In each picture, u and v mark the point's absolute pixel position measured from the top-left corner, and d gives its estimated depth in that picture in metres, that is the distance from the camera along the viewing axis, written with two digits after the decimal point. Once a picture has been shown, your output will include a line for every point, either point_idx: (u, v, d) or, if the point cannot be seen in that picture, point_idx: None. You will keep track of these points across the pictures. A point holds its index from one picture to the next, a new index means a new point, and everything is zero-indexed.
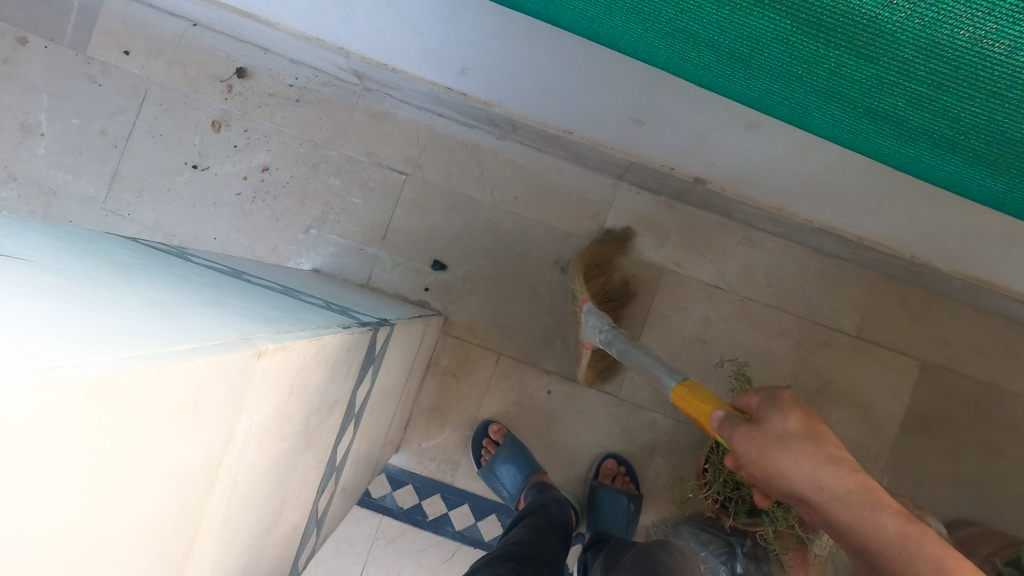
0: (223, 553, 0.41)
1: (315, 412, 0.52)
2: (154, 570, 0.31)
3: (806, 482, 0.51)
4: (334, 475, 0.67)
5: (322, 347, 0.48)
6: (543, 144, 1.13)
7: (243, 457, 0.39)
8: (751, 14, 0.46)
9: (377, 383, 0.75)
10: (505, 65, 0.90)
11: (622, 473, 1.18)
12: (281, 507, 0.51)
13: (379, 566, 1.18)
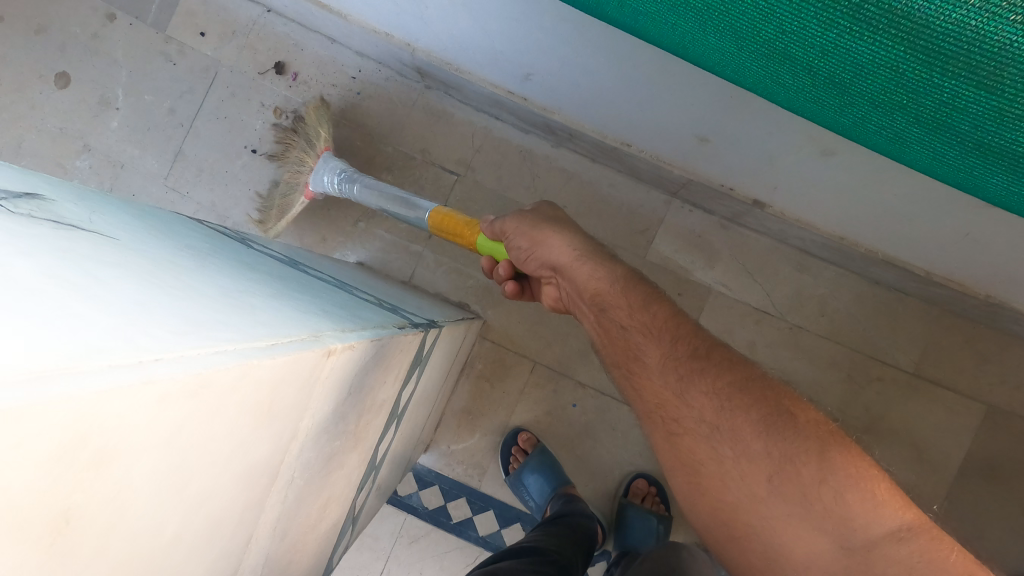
0: (274, 547, 0.40)
1: (365, 411, 0.51)
2: (218, 565, 0.31)
3: (560, 249, 0.68)
4: (373, 473, 0.67)
5: (380, 346, 0.47)
6: (600, 154, 1.12)
7: (303, 454, 0.38)
8: (859, 40, 0.44)
9: (421, 383, 0.74)
10: (574, 72, 0.89)
11: (653, 494, 1.16)
12: (327, 502, 0.50)
13: (400, 564, 1.18)
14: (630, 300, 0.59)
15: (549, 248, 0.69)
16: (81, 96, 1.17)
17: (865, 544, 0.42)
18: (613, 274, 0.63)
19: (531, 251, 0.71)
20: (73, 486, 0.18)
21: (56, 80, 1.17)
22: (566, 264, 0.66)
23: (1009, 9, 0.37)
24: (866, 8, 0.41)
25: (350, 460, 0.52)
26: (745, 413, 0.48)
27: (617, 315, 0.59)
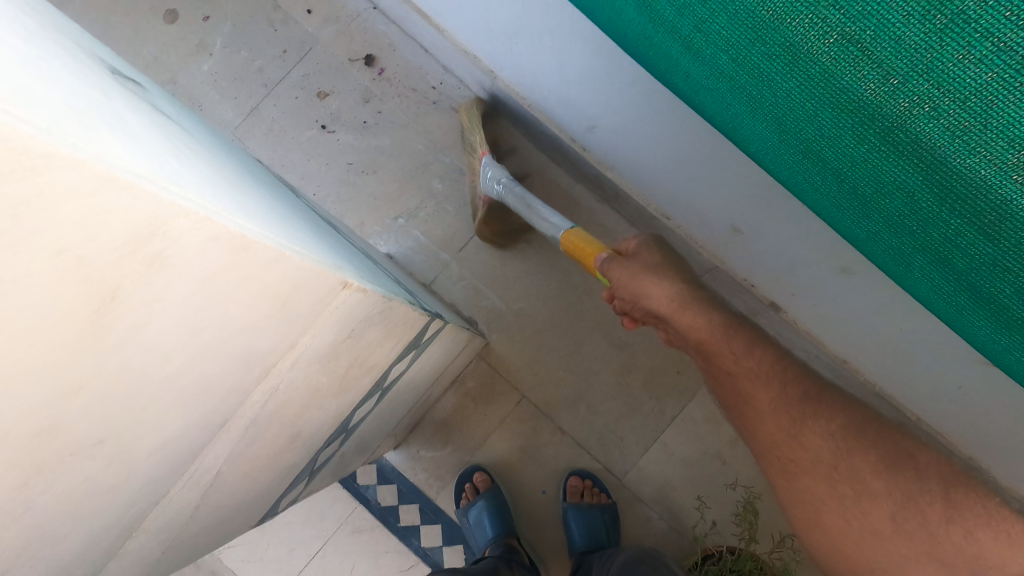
0: (238, 452, 0.43)
1: (358, 367, 0.54)
2: (190, 431, 0.34)
3: (658, 299, 0.66)
4: (343, 436, 0.69)
5: (389, 308, 0.51)
6: (639, 219, 1.17)
7: (292, 373, 0.42)
8: (886, 159, 0.48)
9: (412, 370, 0.76)
10: (634, 136, 0.95)
11: (589, 487, 1.15)
12: (293, 442, 0.53)
13: (337, 550, 1.20)
14: (680, 297, 0.65)
15: (650, 300, 0.67)
16: (183, 34, 1.27)
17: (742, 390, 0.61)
18: (712, 324, 0.62)
19: (634, 301, 0.70)
20: (126, 274, 0.24)
21: (166, 15, 1.27)
22: (669, 313, 0.65)
23: (1019, 166, 0.42)
24: (898, 132, 0.46)
25: (330, 407, 0.55)
26: (863, 454, 0.55)
27: (722, 362, 0.62)
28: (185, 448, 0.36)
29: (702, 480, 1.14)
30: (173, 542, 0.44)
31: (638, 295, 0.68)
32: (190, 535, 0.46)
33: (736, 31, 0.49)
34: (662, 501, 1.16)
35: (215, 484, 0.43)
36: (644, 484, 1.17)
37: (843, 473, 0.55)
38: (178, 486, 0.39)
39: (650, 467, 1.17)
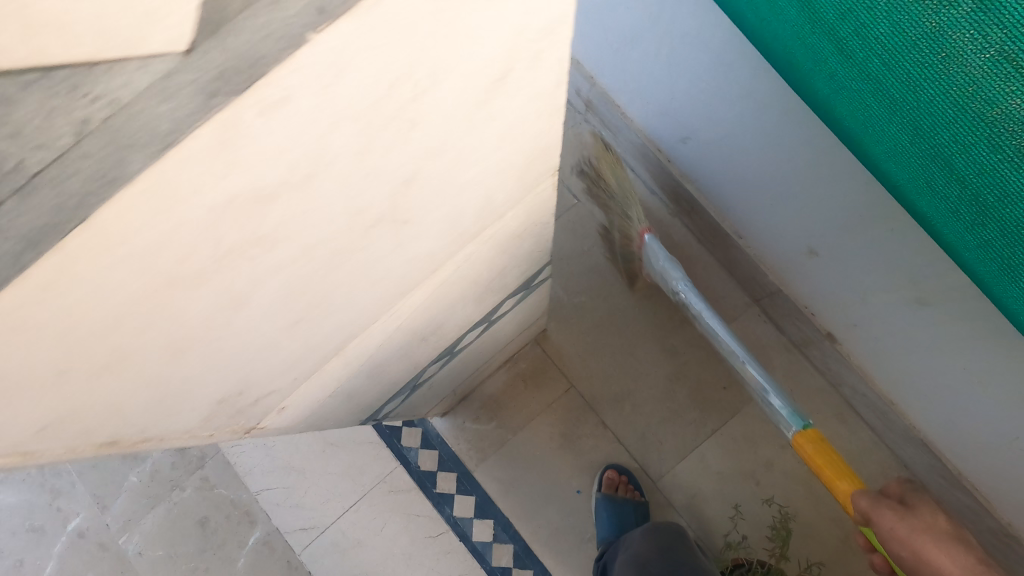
0: (415, 312, 0.48)
1: (498, 278, 0.58)
2: (423, 258, 0.39)
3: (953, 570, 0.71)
4: (447, 358, 0.73)
5: (543, 224, 0.54)
6: (709, 236, 1.22)
7: (479, 248, 0.47)
8: (1015, 170, 0.53)
9: (505, 320, 0.80)
10: (726, 149, 1.01)
11: (624, 482, 1.17)
12: (432, 335, 0.58)
13: (371, 506, 1.23)
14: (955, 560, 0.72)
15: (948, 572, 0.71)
16: None
17: None
18: None
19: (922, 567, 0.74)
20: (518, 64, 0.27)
21: None
22: None
23: None
24: None
25: (464, 314, 0.60)
26: None
27: None
28: (405, 280, 0.40)
29: (734, 495, 1.17)
30: (334, 386, 0.48)
31: (922, 557, 0.73)
32: (344, 388, 0.51)
33: (895, 37, 0.55)
34: (692, 510, 1.18)
35: (383, 338, 0.47)
36: (676, 491, 1.20)
37: None
38: (375, 327, 0.43)
39: (684, 474, 1.20)
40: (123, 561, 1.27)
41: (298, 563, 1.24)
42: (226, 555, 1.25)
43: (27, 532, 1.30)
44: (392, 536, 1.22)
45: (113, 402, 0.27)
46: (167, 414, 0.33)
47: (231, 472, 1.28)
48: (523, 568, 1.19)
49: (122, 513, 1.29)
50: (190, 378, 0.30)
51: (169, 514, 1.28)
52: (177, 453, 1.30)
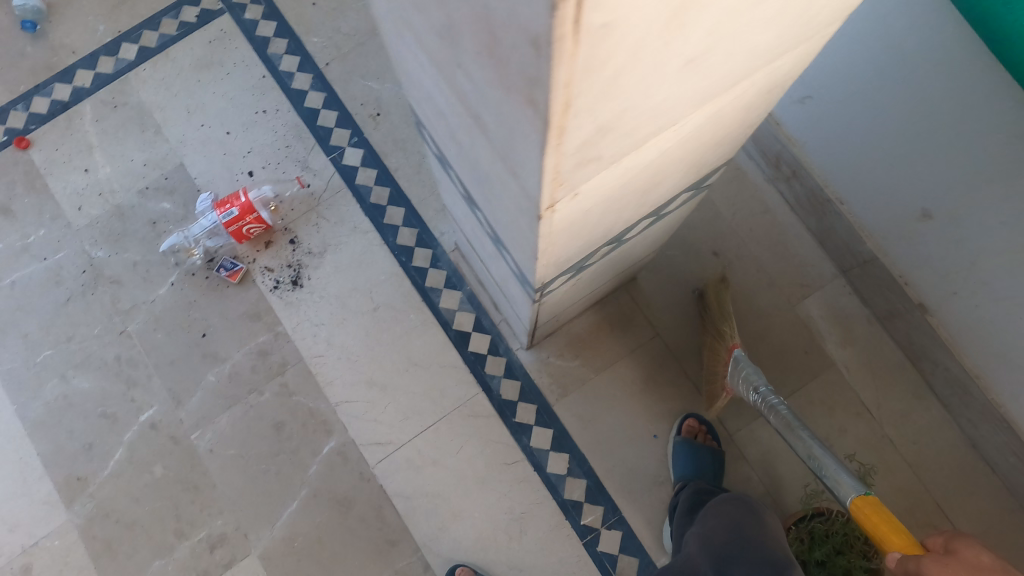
0: (677, 143, 0.51)
1: (712, 150, 0.61)
2: (755, 52, 0.42)
3: None
4: (613, 245, 0.76)
5: (774, 94, 0.57)
6: (807, 203, 1.26)
7: (753, 86, 0.50)
8: None
9: (655, 226, 0.83)
10: (855, 108, 1.06)
11: (704, 432, 1.21)
12: (646, 195, 0.61)
13: (450, 428, 1.27)
14: None
15: None
16: None
17: None
18: None
19: None
20: None
21: None
22: None
23: None
24: None
25: (672, 183, 0.63)
26: None
27: None
28: (729, 75, 0.43)
29: None
30: (595, 197, 0.50)
31: None
32: (587, 210, 0.53)
33: None
34: (765, 465, 1.20)
35: (652, 155, 0.50)
36: (750, 445, 1.22)
37: None
38: (671, 128, 0.46)
39: (761, 429, 1.22)
40: (193, 456, 1.28)
41: (371, 475, 1.25)
42: (299, 461, 1.27)
43: (98, 418, 1.29)
44: (468, 458, 1.24)
45: (617, 46, 0.29)
46: (597, 104, 0.34)
47: (312, 381, 1.31)
48: (594, 504, 1.20)
49: (197, 409, 1.30)
50: (643, 61, 0.32)
51: (246, 415, 1.30)
52: (259, 357, 1.33)
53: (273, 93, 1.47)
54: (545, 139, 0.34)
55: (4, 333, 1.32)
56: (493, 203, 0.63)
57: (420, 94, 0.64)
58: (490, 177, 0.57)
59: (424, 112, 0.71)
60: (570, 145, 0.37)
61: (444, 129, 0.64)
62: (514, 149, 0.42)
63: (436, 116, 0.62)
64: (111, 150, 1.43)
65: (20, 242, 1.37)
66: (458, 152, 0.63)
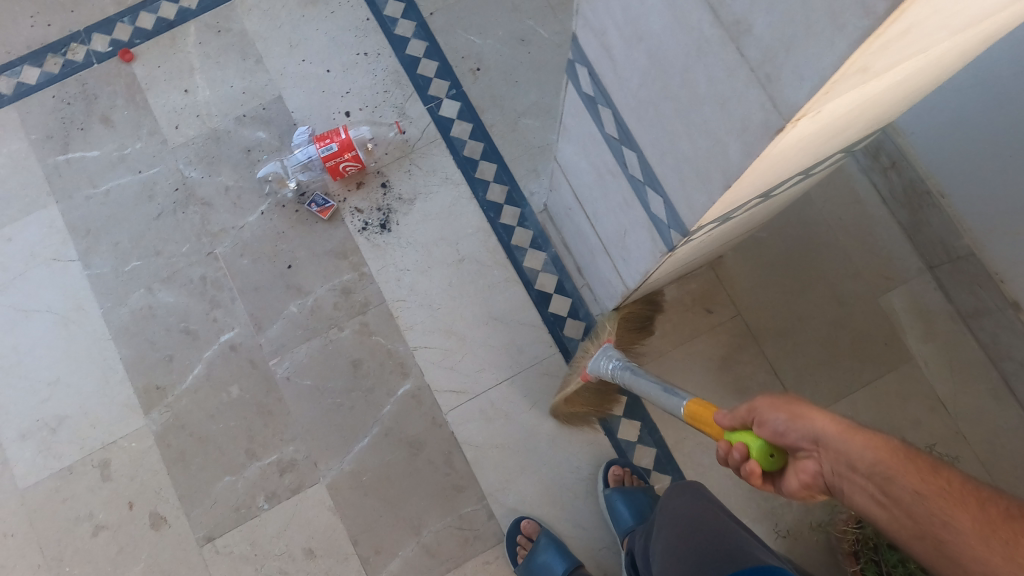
0: (913, 74, 0.50)
1: (908, 97, 0.60)
2: None
3: (825, 421, 0.55)
4: (764, 198, 0.76)
5: (985, 43, 0.56)
6: (902, 193, 1.23)
7: (1003, 17, 0.48)
8: None
9: (796, 186, 0.83)
10: (974, 100, 1.04)
11: (630, 474, 1.21)
12: (835, 137, 0.59)
13: (525, 385, 1.29)
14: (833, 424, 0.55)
15: (819, 422, 0.56)
16: None
17: (872, 467, 0.51)
18: (871, 435, 0.53)
19: (791, 430, 0.58)
20: None
21: None
22: (835, 437, 0.54)
23: None
24: None
25: (859, 129, 0.61)
26: None
27: (855, 471, 0.52)
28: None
29: None
30: (822, 127, 0.50)
31: (797, 417, 0.58)
32: (801, 141, 0.53)
33: None
34: None
35: (889, 87, 0.49)
36: None
37: None
38: (932, 51, 0.45)
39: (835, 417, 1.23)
40: (270, 381, 1.31)
41: (443, 421, 1.28)
42: (373, 399, 1.29)
43: (180, 332, 1.33)
44: (540, 416, 1.27)
45: None
46: None
47: (392, 323, 1.33)
48: (662, 473, 1.23)
49: (277, 337, 1.33)
50: None
51: (323, 349, 1.32)
52: (342, 294, 1.34)
53: (376, 37, 1.44)
54: (881, 25, 0.34)
55: (96, 239, 1.37)
56: (679, 139, 0.61)
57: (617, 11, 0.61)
58: (694, 114, 0.57)
59: (601, 38, 0.68)
60: (881, 42, 0.37)
61: (638, 57, 0.62)
62: (799, 46, 0.41)
63: (638, 39, 0.60)
64: (211, 74, 1.43)
65: (118, 152, 1.40)
66: (649, 79, 0.62)
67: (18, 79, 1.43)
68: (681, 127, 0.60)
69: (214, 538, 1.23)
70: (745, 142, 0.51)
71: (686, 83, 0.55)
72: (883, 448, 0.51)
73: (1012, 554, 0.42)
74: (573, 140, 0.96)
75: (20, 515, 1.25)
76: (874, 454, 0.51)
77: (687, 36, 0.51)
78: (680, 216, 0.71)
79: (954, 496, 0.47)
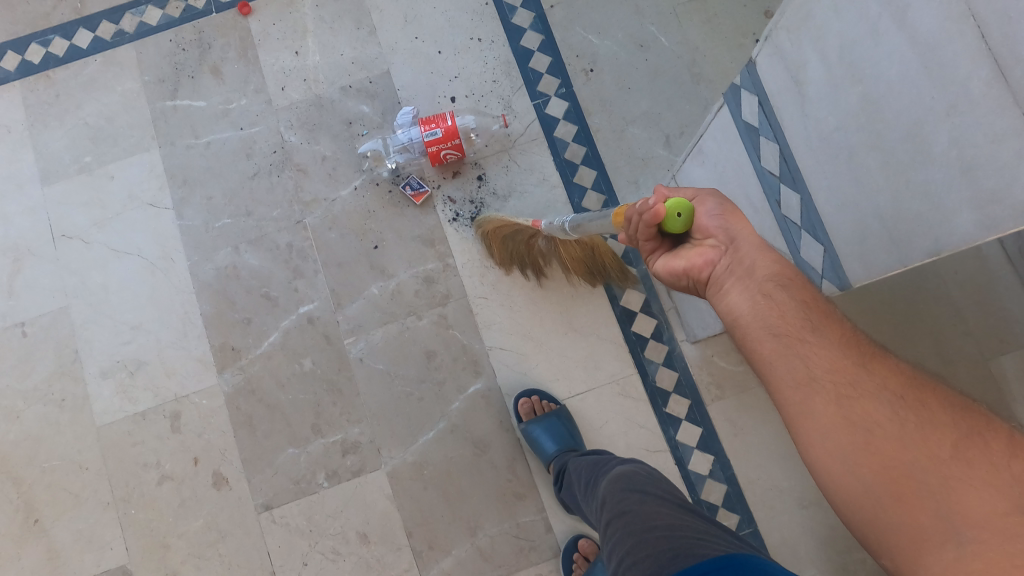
0: None
1: None
2: None
3: (747, 234, 0.65)
4: None
5: None
6: None
7: None
8: None
9: None
10: None
11: (540, 402, 1.24)
12: None
13: (598, 402, 1.26)
14: (747, 237, 0.65)
15: (741, 233, 0.66)
16: None
17: (766, 276, 0.62)
18: (778, 258, 0.63)
19: (714, 225, 0.67)
20: None
21: None
22: (750, 246, 0.64)
23: None
24: None
25: None
26: (907, 414, 0.52)
27: (753, 272, 0.63)
28: None
29: None
30: None
31: (727, 221, 0.67)
32: None
33: None
34: None
35: None
36: None
37: (908, 405, 0.53)
38: None
39: None
40: (343, 359, 1.30)
41: (511, 426, 1.26)
42: (443, 393, 1.28)
43: (261, 297, 1.33)
44: (610, 435, 1.25)
45: None
46: None
47: (471, 319, 1.31)
48: (730, 512, 1.20)
49: (355, 315, 1.31)
50: None
51: (399, 334, 1.31)
52: (424, 283, 1.32)
53: (491, 23, 1.40)
54: None
55: (191, 190, 1.37)
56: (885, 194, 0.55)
57: (827, 45, 0.57)
58: (916, 171, 0.51)
59: (792, 72, 0.64)
60: None
61: (846, 100, 0.57)
62: None
63: (851, 80, 0.55)
64: (323, 39, 1.41)
65: (222, 105, 1.39)
66: (853, 126, 0.57)
67: (140, 19, 1.42)
68: (886, 181, 0.55)
69: (272, 507, 1.24)
70: (987, 217, 0.46)
71: (907, 141, 0.51)
72: (779, 265, 0.62)
73: (857, 364, 0.56)
74: (709, 167, 0.90)
75: (93, 452, 1.28)
76: (770, 267, 0.63)
77: (940, 91, 0.47)
78: (843, 267, 0.66)
79: (821, 315, 0.59)
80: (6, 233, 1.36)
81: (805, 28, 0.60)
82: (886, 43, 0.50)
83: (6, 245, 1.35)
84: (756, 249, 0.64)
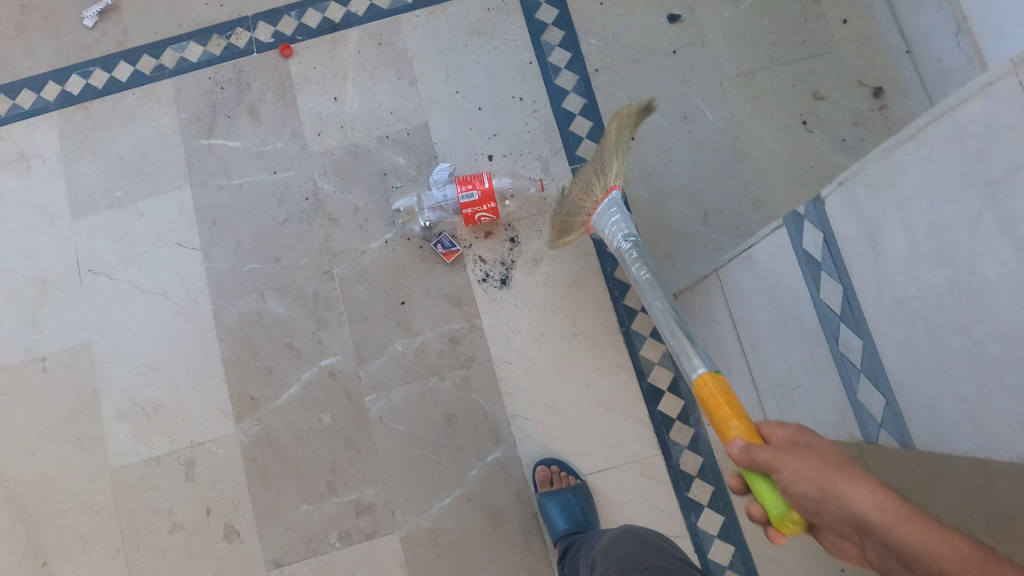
0: None
1: None
2: None
3: (846, 492, 0.56)
4: None
5: None
6: None
7: None
8: None
9: None
10: None
11: (559, 474, 1.23)
12: None
13: (619, 480, 1.24)
14: (852, 495, 0.56)
15: (839, 494, 0.56)
16: None
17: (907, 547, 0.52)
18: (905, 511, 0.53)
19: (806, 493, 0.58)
20: None
21: None
22: (862, 508, 0.55)
23: None
24: None
25: None
26: None
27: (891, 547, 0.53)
28: None
29: None
30: None
31: (816, 481, 0.58)
32: None
33: None
34: None
35: None
36: None
37: None
38: None
39: None
40: (362, 417, 1.28)
41: (529, 498, 1.24)
42: (462, 460, 1.26)
43: (284, 346, 1.31)
44: (630, 515, 1.23)
45: None
46: None
47: (495, 385, 1.29)
48: None
49: (377, 372, 1.30)
50: None
51: (421, 395, 1.28)
52: (450, 344, 1.30)
53: (535, 84, 1.38)
54: None
55: (220, 232, 1.36)
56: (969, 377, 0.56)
57: (914, 221, 0.58)
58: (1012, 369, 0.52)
59: (870, 229, 0.64)
60: None
61: (933, 279, 0.57)
62: None
63: (939, 262, 0.56)
64: (363, 87, 1.39)
65: (257, 148, 1.38)
66: (937, 303, 0.58)
67: (181, 54, 1.41)
68: (969, 366, 0.56)
69: (282, 564, 1.23)
70: None
71: (1001, 339, 0.52)
72: (910, 527, 0.52)
73: None
74: (759, 277, 0.89)
75: (105, 494, 1.27)
76: (899, 532, 0.52)
77: None
78: (909, 425, 0.65)
79: None
80: (33, 263, 1.35)
81: (888, 194, 0.61)
82: (986, 245, 0.51)
83: (33, 276, 1.35)
84: (866, 507, 0.55)
